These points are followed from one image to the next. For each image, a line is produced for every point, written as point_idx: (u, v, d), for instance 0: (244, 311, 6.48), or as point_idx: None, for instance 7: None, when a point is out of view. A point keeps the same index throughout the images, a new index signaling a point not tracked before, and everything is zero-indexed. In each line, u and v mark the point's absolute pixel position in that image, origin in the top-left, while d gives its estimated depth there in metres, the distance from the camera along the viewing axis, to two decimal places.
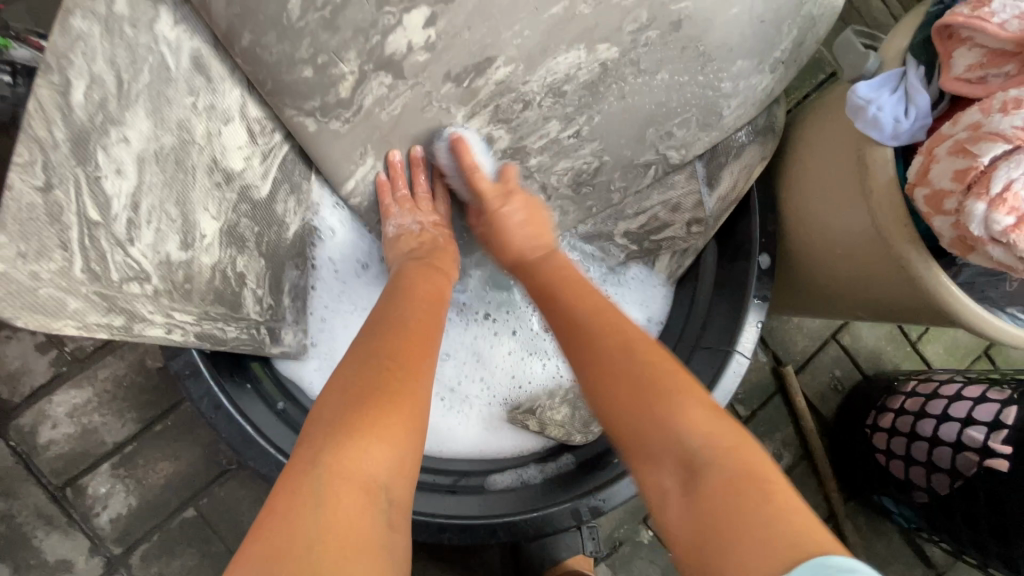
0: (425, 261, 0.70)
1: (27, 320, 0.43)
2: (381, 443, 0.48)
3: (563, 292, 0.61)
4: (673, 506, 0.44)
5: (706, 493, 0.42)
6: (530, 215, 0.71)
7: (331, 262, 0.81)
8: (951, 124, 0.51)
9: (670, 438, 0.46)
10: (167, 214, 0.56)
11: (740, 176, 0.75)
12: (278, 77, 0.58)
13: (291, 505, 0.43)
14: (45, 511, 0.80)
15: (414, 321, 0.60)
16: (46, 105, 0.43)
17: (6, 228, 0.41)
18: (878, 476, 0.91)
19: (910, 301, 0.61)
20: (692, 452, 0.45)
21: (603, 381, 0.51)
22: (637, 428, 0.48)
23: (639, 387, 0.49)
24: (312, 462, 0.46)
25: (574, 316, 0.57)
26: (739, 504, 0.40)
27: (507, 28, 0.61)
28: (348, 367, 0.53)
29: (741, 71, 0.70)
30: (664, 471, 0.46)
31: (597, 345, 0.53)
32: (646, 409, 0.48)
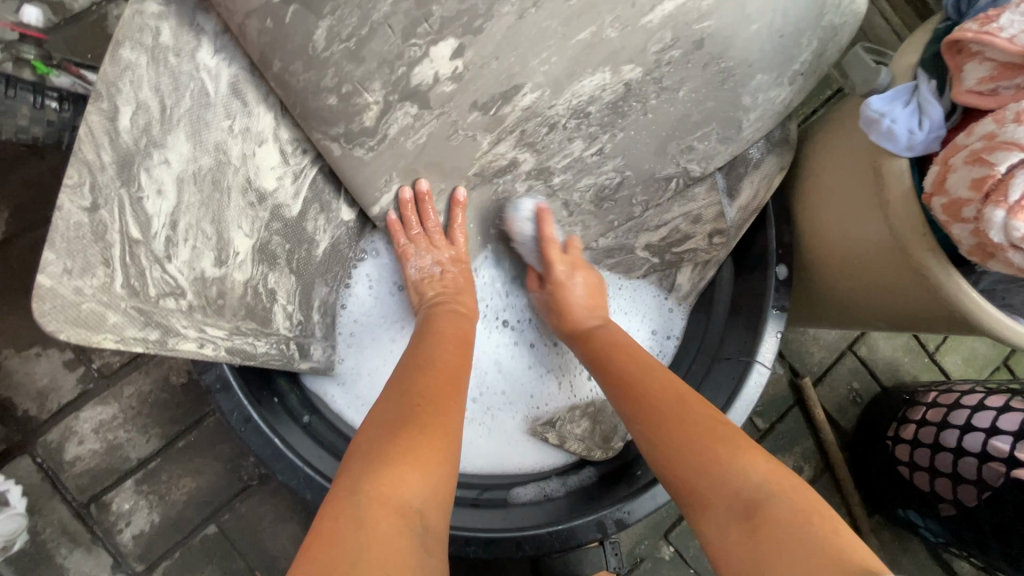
0: (451, 309, 0.73)
1: (69, 333, 0.44)
2: (418, 472, 0.48)
3: (615, 355, 0.67)
4: (734, 542, 0.46)
5: (768, 528, 0.45)
6: (591, 290, 0.77)
7: (367, 278, 0.84)
8: (965, 134, 0.52)
9: (731, 483, 0.49)
10: (203, 232, 0.58)
11: (761, 185, 0.77)
12: (306, 104, 0.60)
13: (335, 532, 0.44)
14: (69, 527, 0.80)
15: (444, 359, 0.62)
16: (95, 129, 0.46)
17: (53, 245, 0.43)
18: (899, 489, 0.90)
19: (932, 310, 0.61)
20: (753, 494, 0.47)
21: (668, 435, 0.55)
22: (701, 478, 0.50)
23: (699, 436, 0.53)
24: (352, 490, 0.47)
25: (631, 380, 0.62)
26: (801, 536, 0.43)
27: (534, 57, 0.63)
28: (387, 403, 0.55)
29: (760, 85, 0.72)
30: (724, 516, 0.48)
31: (657, 403, 0.58)
32: (709, 452, 0.51)
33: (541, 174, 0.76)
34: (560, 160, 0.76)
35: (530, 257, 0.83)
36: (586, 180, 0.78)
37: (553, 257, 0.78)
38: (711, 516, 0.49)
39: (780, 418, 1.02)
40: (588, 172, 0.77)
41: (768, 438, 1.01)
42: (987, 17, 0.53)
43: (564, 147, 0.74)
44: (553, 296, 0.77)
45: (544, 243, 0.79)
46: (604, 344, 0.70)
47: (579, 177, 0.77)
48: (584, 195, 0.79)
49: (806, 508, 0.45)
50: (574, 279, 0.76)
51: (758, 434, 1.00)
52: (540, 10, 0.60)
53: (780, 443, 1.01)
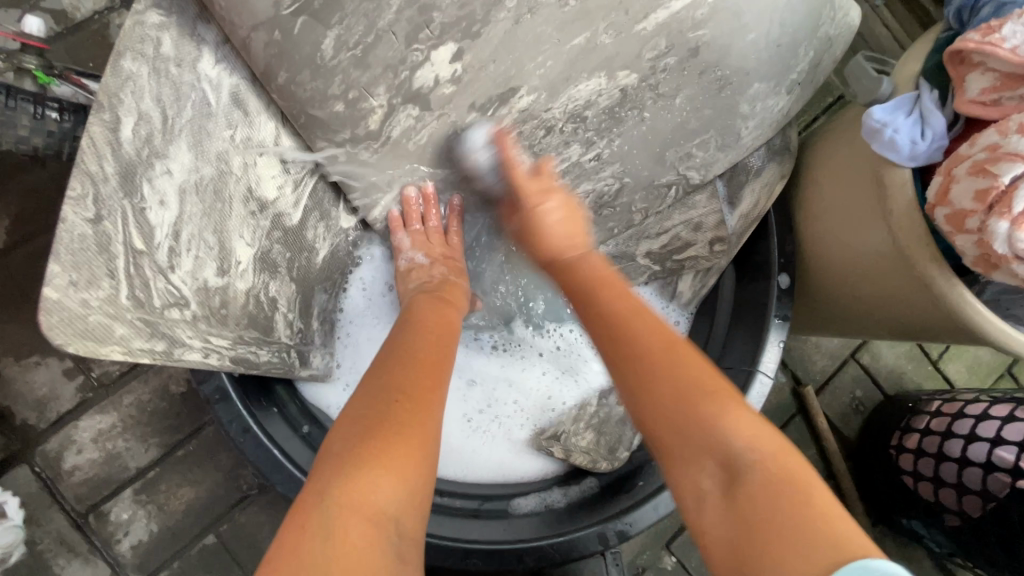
0: (442, 298, 0.72)
1: (77, 346, 0.44)
2: (389, 474, 0.48)
3: (597, 289, 0.61)
4: (709, 509, 0.45)
5: (748, 497, 0.43)
6: (567, 217, 0.68)
7: (361, 281, 0.84)
8: (968, 145, 0.52)
9: (712, 444, 0.46)
10: (206, 242, 0.58)
11: (762, 194, 0.76)
12: (310, 111, 0.60)
13: (301, 539, 0.43)
14: (67, 537, 0.80)
15: (425, 351, 0.61)
16: (98, 141, 0.46)
17: (59, 257, 0.43)
18: (904, 498, 0.89)
19: (935, 319, 0.61)
20: (736, 461, 0.45)
21: (649, 385, 0.50)
22: (683, 435, 0.47)
23: (683, 388, 0.49)
24: (320, 495, 0.46)
25: (617, 320, 0.56)
26: (785, 511, 0.41)
27: (530, 60, 0.63)
28: (364, 397, 0.54)
29: (758, 93, 0.72)
30: (705, 475, 0.46)
31: (639, 347, 0.53)
32: (694, 407, 0.48)
33: None
34: (559, 164, 0.74)
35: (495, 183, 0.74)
36: (585, 185, 0.76)
37: (519, 175, 0.70)
38: (690, 476, 0.46)
39: (782, 428, 1.01)
40: (587, 178, 0.76)
41: None
42: (989, 26, 0.53)
43: (561, 150, 0.73)
44: (529, 223, 0.69)
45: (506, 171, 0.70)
46: (591, 274, 0.63)
47: (578, 182, 0.76)
48: (583, 201, 0.77)
49: (792, 480, 0.43)
50: (551, 204, 0.68)
51: None
52: (536, 15, 0.60)
53: None
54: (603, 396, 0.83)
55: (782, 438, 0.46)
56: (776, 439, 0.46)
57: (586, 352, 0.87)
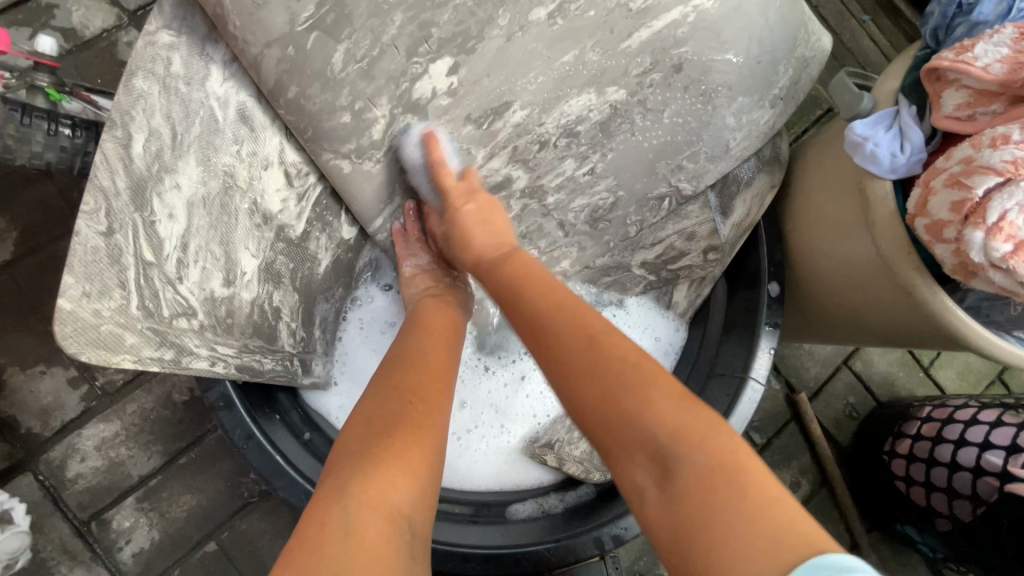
0: (445, 305, 0.74)
1: (92, 355, 0.47)
2: (403, 474, 0.49)
3: (523, 288, 0.62)
4: (652, 503, 0.45)
5: (682, 486, 0.43)
6: (489, 215, 0.72)
7: (359, 320, 0.86)
8: (945, 158, 0.54)
9: (641, 434, 0.47)
10: (212, 253, 0.60)
11: (753, 204, 0.79)
12: (318, 124, 0.62)
13: (322, 534, 0.45)
14: (69, 545, 0.80)
15: (431, 354, 0.63)
16: (110, 156, 0.49)
17: (72, 268, 0.46)
18: (897, 503, 0.90)
19: (918, 326, 0.63)
20: (663, 449, 0.45)
21: (581, 380, 0.51)
22: (615, 430, 0.48)
23: (605, 379, 0.50)
24: (340, 491, 0.48)
25: (540, 322, 0.57)
26: (717, 499, 0.41)
27: (522, 76, 0.66)
28: (374, 400, 0.56)
29: (742, 107, 0.74)
30: (638, 470, 0.47)
31: (563, 343, 0.54)
32: (617, 396, 0.49)
33: (535, 193, 0.78)
34: (553, 178, 0.77)
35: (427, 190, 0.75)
36: (579, 201, 0.79)
37: (444, 181, 0.70)
38: (628, 471, 0.47)
39: (777, 433, 1.02)
40: (582, 193, 0.79)
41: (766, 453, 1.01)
42: (962, 46, 0.55)
43: (556, 166, 0.76)
44: (456, 233, 0.71)
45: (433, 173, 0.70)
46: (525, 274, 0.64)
47: (572, 197, 0.79)
48: (578, 215, 0.81)
49: (720, 464, 0.43)
50: (467, 206, 0.71)
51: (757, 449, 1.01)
52: (527, 33, 0.63)
53: (778, 458, 1.01)
54: None
55: (707, 415, 0.46)
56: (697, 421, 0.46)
57: None
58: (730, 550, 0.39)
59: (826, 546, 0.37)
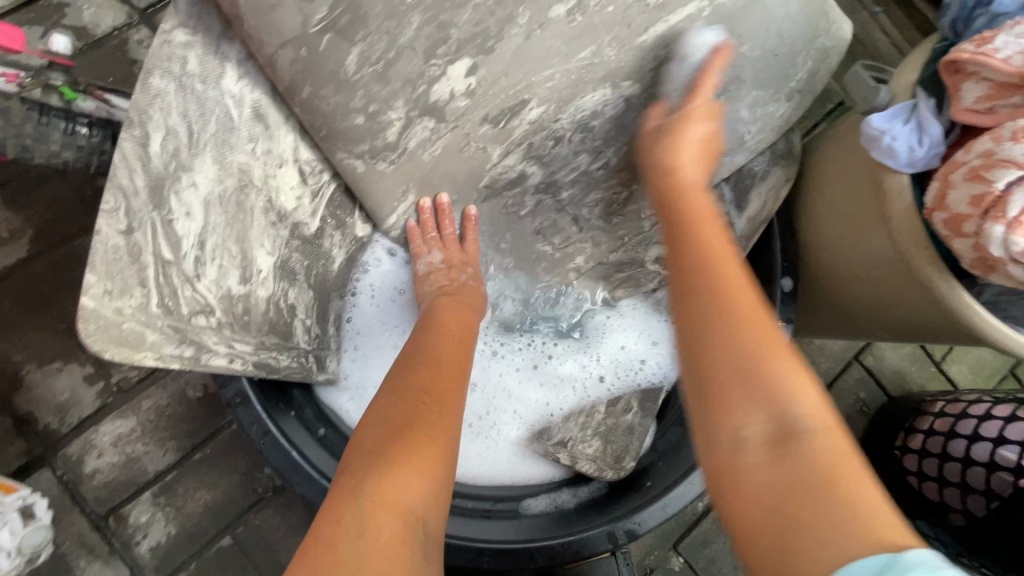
0: (456, 301, 0.74)
1: (115, 352, 0.47)
2: (417, 474, 0.49)
3: (677, 214, 0.57)
4: (752, 464, 0.41)
5: (797, 459, 0.40)
6: (705, 141, 0.63)
7: (370, 288, 0.85)
8: (964, 151, 0.54)
9: (775, 394, 0.42)
10: (228, 251, 0.61)
11: (768, 199, 0.78)
12: (332, 125, 0.63)
13: (337, 535, 0.45)
14: (87, 539, 0.81)
15: (444, 354, 0.64)
16: (129, 156, 0.49)
17: (94, 267, 0.46)
18: (910, 499, 0.89)
19: (935, 321, 0.62)
20: (791, 421, 0.41)
21: (729, 325, 0.46)
22: (746, 375, 0.43)
23: (758, 331, 0.45)
24: (354, 493, 0.48)
25: (706, 245, 0.52)
26: (828, 483, 0.38)
27: (538, 73, 0.66)
28: (387, 401, 0.56)
29: (755, 100, 0.73)
30: (752, 425, 0.42)
31: (721, 286, 0.48)
32: (763, 356, 0.44)
33: (550, 188, 0.79)
34: (569, 172, 0.78)
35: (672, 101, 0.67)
36: (595, 194, 0.80)
37: (699, 95, 0.62)
38: (739, 421, 0.43)
39: None
40: (596, 186, 0.80)
41: None
42: (982, 37, 0.55)
43: (570, 161, 0.76)
44: (667, 131, 0.63)
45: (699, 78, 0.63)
46: (682, 199, 0.58)
47: (587, 191, 0.80)
48: (593, 210, 0.81)
49: (845, 449, 0.40)
50: (690, 127, 0.62)
51: None
52: (545, 31, 0.62)
53: None
54: (611, 403, 0.83)
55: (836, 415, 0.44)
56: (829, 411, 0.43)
57: (582, 359, 0.87)
58: (824, 536, 0.37)
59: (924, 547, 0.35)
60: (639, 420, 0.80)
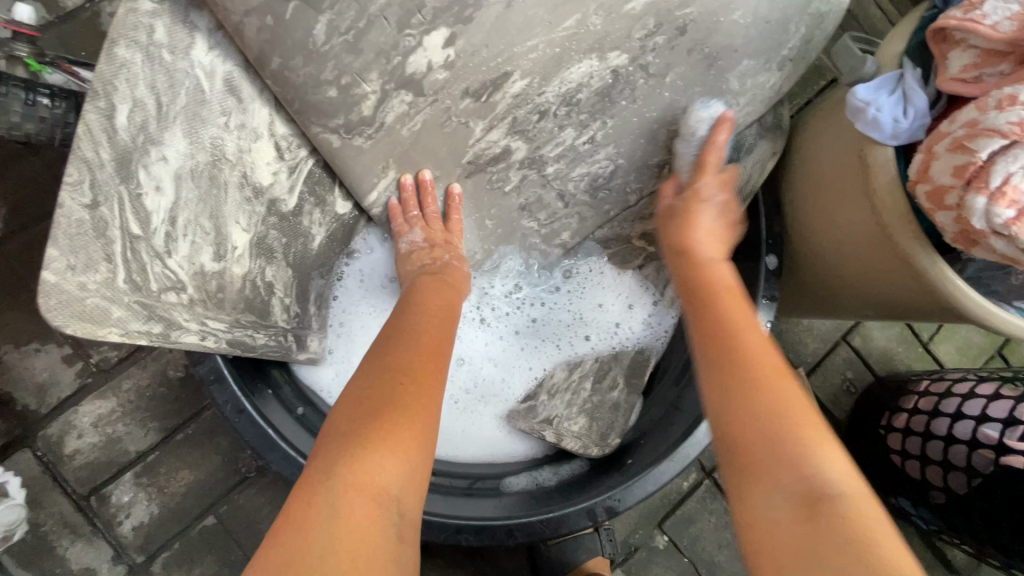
0: (439, 279, 0.73)
1: (76, 328, 0.46)
2: (393, 455, 0.49)
3: (725, 297, 0.60)
4: (783, 521, 0.43)
5: (831, 518, 0.41)
6: (722, 220, 0.69)
7: (358, 271, 0.83)
8: (949, 122, 0.53)
9: (806, 462, 0.45)
10: (201, 227, 0.60)
11: (754, 171, 0.76)
12: (305, 97, 0.61)
13: (308, 515, 0.45)
14: (70, 519, 0.81)
15: (425, 333, 0.63)
16: (93, 127, 0.48)
17: (56, 242, 0.45)
18: (891, 477, 0.90)
19: (916, 298, 0.62)
20: (824, 487, 0.43)
21: (759, 395, 0.49)
22: (776, 443, 0.46)
23: (778, 406, 0.48)
24: (328, 472, 0.47)
25: (745, 331, 0.55)
26: (861, 544, 0.39)
27: (521, 44, 0.64)
28: (364, 380, 0.55)
29: (748, 70, 0.71)
30: (780, 492, 0.44)
31: (753, 365, 0.52)
32: (790, 426, 0.47)
33: (535, 163, 0.77)
34: (553, 148, 0.76)
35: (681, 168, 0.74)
36: (580, 168, 0.78)
37: (707, 169, 0.70)
38: (766, 480, 0.45)
39: None
40: (582, 161, 0.77)
41: None
42: (970, 4, 0.53)
43: (555, 135, 0.74)
44: (679, 214, 0.70)
45: (706, 150, 0.70)
46: (714, 284, 0.62)
47: (572, 166, 0.77)
48: (578, 184, 0.79)
49: (869, 509, 0.42)
50: (709, 202, 0.69)
51: None
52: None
53: None
54: (598, 379, 0.82)
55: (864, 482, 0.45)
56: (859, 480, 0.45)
57: (565, 319, 0.86)
58: None
59: None
60: (624, 397, 0.81)
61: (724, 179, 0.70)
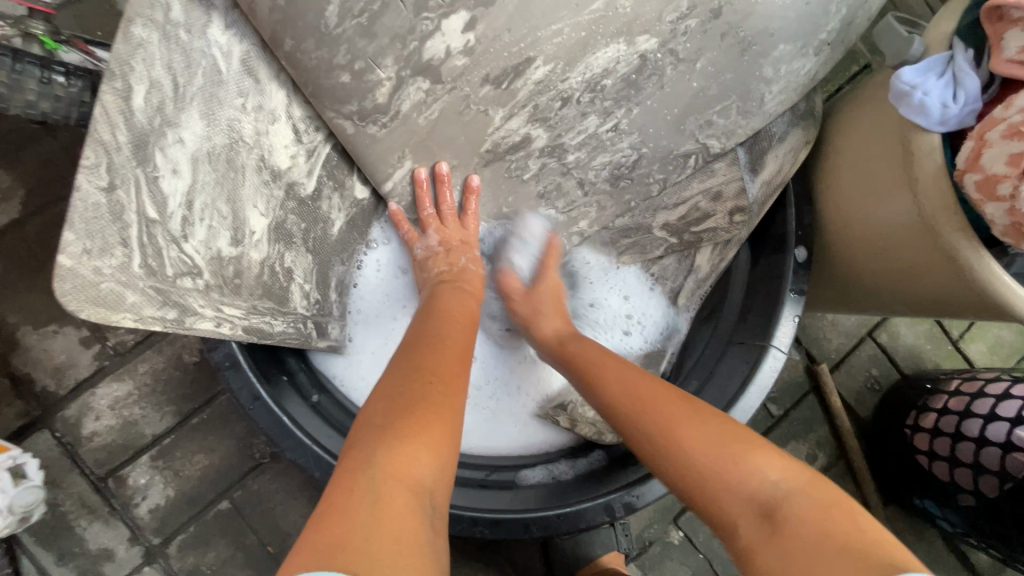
0: (457, 288, 0.72)
1: (90, 312, 0.46)
2: (427, 448, 0.48)
3: (602, 363, 0.64)
4: (755, 539, 0.46)
5: (787, 527, 0.44)
6: (556, 299, 0.78)
7: (376, 264, 0.83)
8: (1003, 107, 0.50)
9: (740, 482, 0.48)
10: (219, 211, 0.59)
11: (786, 160, 0.73)
12: (318, 82, 0.60)
13: (348, 503, 0.43)
14: (88, 500, 0.82)
15: (449, 335, 0.62)
16: (110, 109, 0.46)
17: (73, 225, 0.44)
18: (918, 478, 0.87)
19: (953, 294, 0.59)
20: (765, 493, 0.47)
21: (671, 441, 0.52)
22: (708, 473, 0.49)
23: (695, 440, 0.51)
24: (366, 462, 0.46)
25: (627, 387, 0.59)
26: (822, 538, 0.42)
27: (545, 28, 0.61)
28: (394, 380, 0.54)
29: (782, 55, 0.68)
30: (736, 512, 0.47)
31: (648, 411, 0.56)
32: (715, 452, 0.50)
33: (555, 152, 0.74)
34: (575, 136, 0.73)
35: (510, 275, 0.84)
36: (601, 158, 0.75)
37: (538, 274, 0.80)
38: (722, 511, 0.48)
39: (795, 405, 1.00)
40: (603, 150, 0.75)
41: (782, 424, 0.99)
42: None
43: (577, 124, 0.72)
44: (532, 311, 0.77)
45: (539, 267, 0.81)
46: (586, 359, 0.67)
47: (593, 155, 0.75)
48: (599, 173, 0.77)
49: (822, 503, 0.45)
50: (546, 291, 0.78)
51: (772, 420, 0.99)
52: None
53: (795, 430, 0.99)
54: None
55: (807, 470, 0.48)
56: (799, 472, 0.48)
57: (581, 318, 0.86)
58: None
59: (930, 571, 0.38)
60: None
61: (545, 274, 0.80)
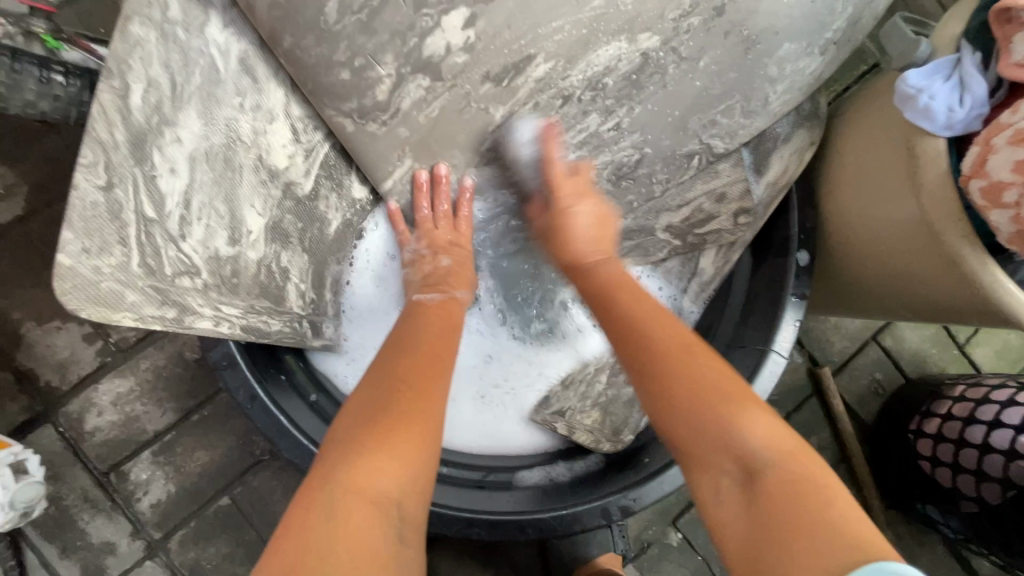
0: (443, 291, 0.72)
1: (91, 311, 0.46)
2: (390, 459, 0.47)
3: (620, 298, 0.61)
4: (731, 506, 0.45)
5: (769, 493, 0.43)
6: (596, 222, 0.69)
7: (366, 255, 0.83)
8: (1010, 112, 0.49)
9: (732, 443, 0.47)
10: (216, 210, 0.59)
11: (792, 161, 0.73)
12: (317, 79, 0.60)
13: (306, 520, 0.44)
14: (90, 494, 0.83)
15: (426, 340, 0.61)
16: (108, 108, 0.46)
17: (71, 224, 0.44)
18: (920, 484, 0.87)
19: (955, 300, 0.58)
20: (752, 456, 0.46)
21: (671, 396, 0.51)
22: (699, 431, 0.48)
23: (693, 398, 0.50)
24: (328, 477, 0.46)
25: (641, 327, 0.57)
26: (798, 511, 0.41)
27: (545, 25, 0.61)
28: (366, 389, 0.54)
29: (787, 54, 0.67)
30: (721, 473, 0.47)
31: (655, 358, 0.54)
32: (706, 410, 0.49)
33: None
34: (576, 134, 0.72)
35: (530, 184, 0.75)
36: (603, 157, 0.74)
37: (551, 173, 0.70)
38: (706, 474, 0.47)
39: (797, 408, 0.99)
40: (605, 149, 0.74)
41: None
42: None
43: (579, 121, 0.71)
44: (551, 227, 0.71)
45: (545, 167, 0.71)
46: (609, 290, 0.63)
47: (594, 153, 0.74)
48: (601, 171, 0.75)
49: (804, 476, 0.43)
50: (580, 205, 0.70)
51: None
52: None
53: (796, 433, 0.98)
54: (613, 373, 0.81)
55: (798, 440, 0.47)
56: (788, 443, 0.46)
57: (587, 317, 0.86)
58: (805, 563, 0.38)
59: (898, 558, 0.36)
60: None
61: (568, 182, 0.71)
